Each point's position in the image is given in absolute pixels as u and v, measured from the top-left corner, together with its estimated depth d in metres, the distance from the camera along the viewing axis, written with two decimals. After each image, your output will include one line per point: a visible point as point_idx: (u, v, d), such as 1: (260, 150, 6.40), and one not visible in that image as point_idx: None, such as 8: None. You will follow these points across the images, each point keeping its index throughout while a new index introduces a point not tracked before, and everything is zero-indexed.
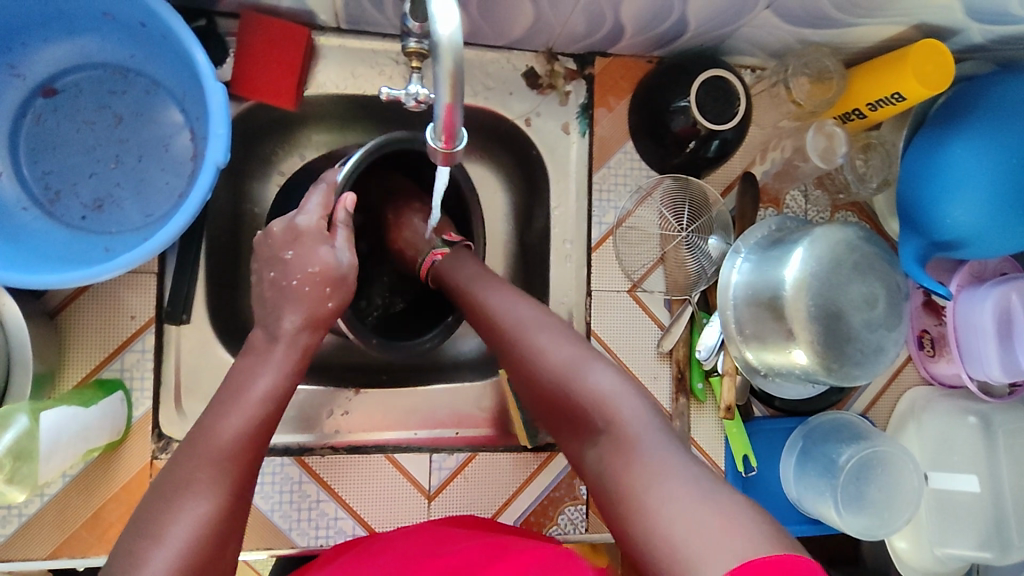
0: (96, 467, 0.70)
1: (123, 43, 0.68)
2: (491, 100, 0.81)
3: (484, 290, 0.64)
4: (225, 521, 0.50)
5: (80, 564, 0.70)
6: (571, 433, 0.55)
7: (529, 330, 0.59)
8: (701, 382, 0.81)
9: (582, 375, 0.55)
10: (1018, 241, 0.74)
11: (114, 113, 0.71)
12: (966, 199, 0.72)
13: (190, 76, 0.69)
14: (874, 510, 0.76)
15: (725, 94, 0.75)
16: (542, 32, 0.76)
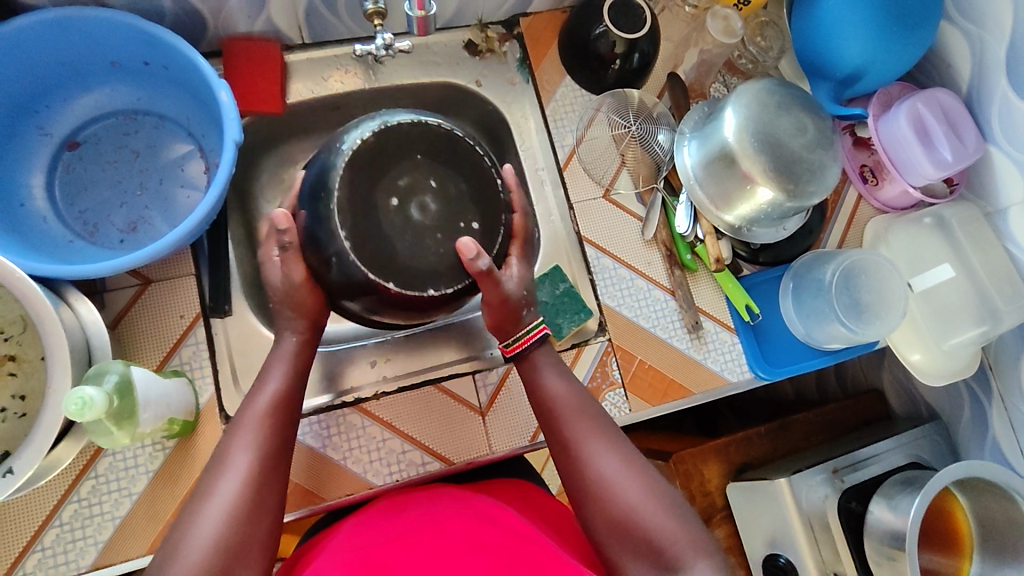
0: (175, 457, 0.75)
1: (131, 88, 0.81)
2: (443, 73, 0.96)
3: (563, 397, 0.72)
4: (258, 499, 0.60)
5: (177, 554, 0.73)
6: (620, 552, 0.64)
7: (586, 433, 0.69)
8: (688, 254, 0.90)
9: (649, 514, 0.64)
10: (905, 62, 0.90)
11: (134, 150, 0.82)
12: (853, 36, 0.87)
13: (193, 101, 0.80)
14: (869, 314, 0.87)
15: (632, 11, 0.91)
16: (470, 4, 0.92)
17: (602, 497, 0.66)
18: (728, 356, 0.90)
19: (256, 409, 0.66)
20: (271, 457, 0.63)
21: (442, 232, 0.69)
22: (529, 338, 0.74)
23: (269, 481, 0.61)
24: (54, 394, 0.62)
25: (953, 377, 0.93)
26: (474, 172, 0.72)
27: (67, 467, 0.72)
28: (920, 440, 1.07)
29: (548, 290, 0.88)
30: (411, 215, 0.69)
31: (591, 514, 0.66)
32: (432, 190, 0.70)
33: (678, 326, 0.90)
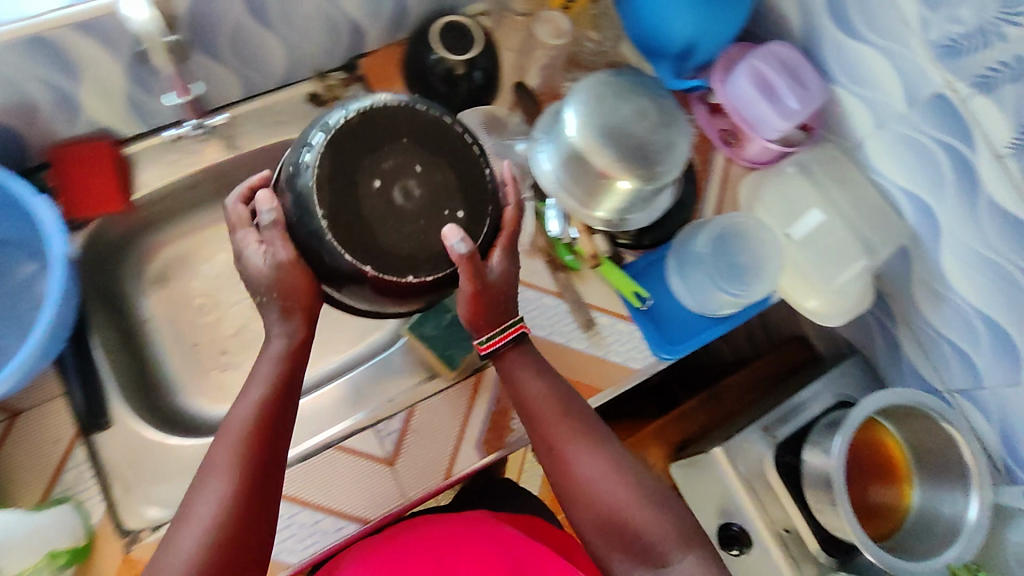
0: None
1: None
2: (291, 131, 0.94)
3: (546, 405, 0.74)
4: (232, 526, 0.60)
5: None
6: (606, 547, 0.70)
7: (569, 439, 0.72)
8: (568, 254, 0.91)
9: (638, 514, 0.69)
10: (733, 27, 0.92)
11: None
12: (677, 13, 0.89)
13: (23, 221, 0.78)
14: (751, 273, 0.90)
15: (460, 33, 0.91)
16: (300, 59, 0.91)
17: (593, 501, 0.70)
18: (628, 344, 0.91)
19: (231, 427, 0.63)
20: (252, 476, 0.63)
21: (426, 219, 0.66)
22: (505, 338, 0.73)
23: (239, 507, 0.61)
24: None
25: (852, 314, 0.95)
26: (462, 167, 0.68)
27: None
28: (845, 377, 1.09)
29: (432, 321, 0.86)
30: (396, 201, 0.64)
31: (581, 515, 0.71)
32: (416, 174, 0.65)
33: (574, 326, 0.90)
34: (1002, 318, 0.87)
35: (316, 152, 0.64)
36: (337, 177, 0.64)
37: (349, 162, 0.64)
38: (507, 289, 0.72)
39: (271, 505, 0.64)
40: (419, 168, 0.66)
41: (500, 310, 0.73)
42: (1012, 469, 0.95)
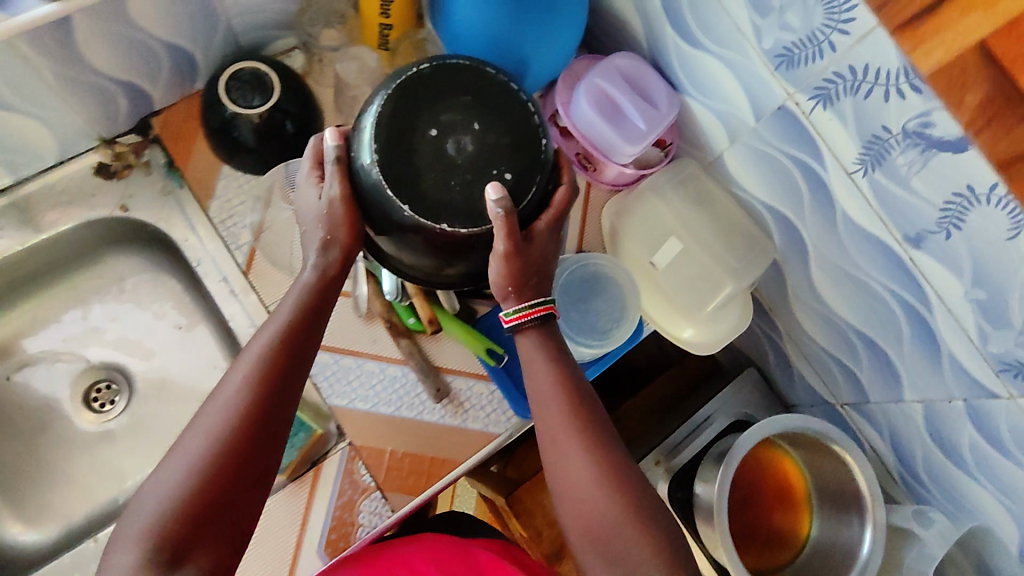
0: None
1: None
2: (80, 211, 0.83)
3: (556, 389, 0.69)
4: (200, 495, 0.56)
5: None
6: (592, 562, 0.64)
7: (596, 422, 0.68)
8: (410, 316, 0.82)
9: (625, 533, 0.63)
10: (573, 31, 0.83)
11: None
12: (504, 25, 0.78)
13: None
14: (605, 322, 0.83)
15: (257, 81, 0.80)
16: (70, 131, 0.78)
17: (580, 510, 0.65)
18: (483, 410, 0.82)
19: (249, 355, 0.62)
20: (257, 409, 0.60)
21: (473, 174, 0.63)
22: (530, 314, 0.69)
23: (230, 443, 0.58)
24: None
25: (728, 337, 0.89)
26: (517, 119, 0.64)
27: None
28: (741, 393, 1.04)
29: None
30: (450, 150, 0.62)
31: (573, 526, 0.65)
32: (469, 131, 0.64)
33: (423, 399, 0.81)
34: (876, 336, 0.81)
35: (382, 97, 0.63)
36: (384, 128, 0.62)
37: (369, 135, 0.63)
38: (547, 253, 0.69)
39: (268, 463, 0.60)
40: (453, 127, 0.63)
41: (534, 277, 0.69)
42: (905, 477, 0.91)
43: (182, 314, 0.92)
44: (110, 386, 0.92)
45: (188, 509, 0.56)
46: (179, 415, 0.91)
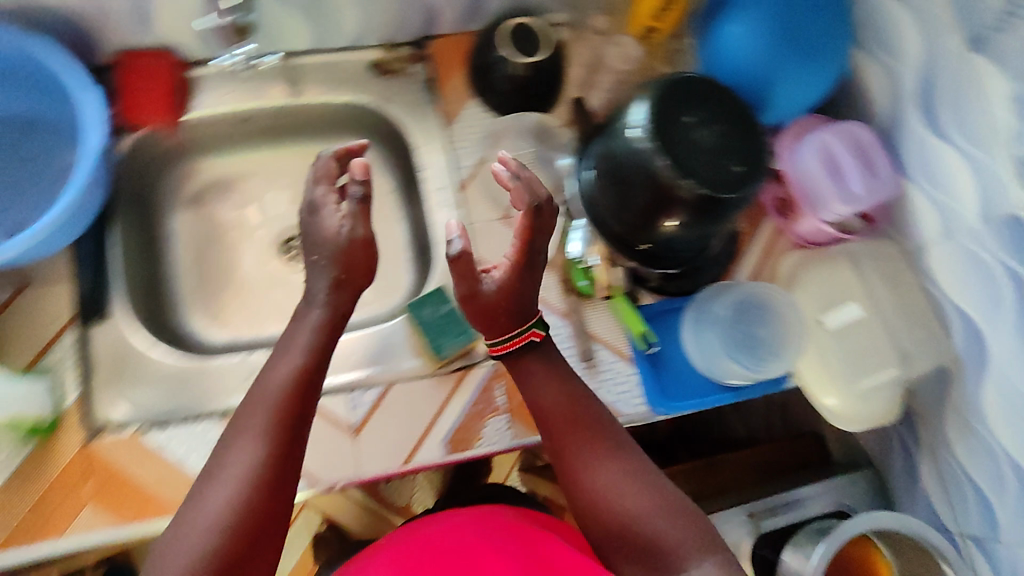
0: (36, 454, 0.74)
1: (32, 99, 0.85)
2: (346, 90, 0.95)
3: (562, 412, 0.73)
4: (266, 486, 0.61)
5: (23, 556, 0.71)
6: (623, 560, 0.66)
7: (623, 436, 0.72)
8: (583, 279, 0.86)
9: (650, 519, 0.66)
10: (816, 85, 0.88)
11: (25, 155, 0.86)
12: (754, 53, 0.85)
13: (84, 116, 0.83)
14: (766, 350, 0.85)
15: (532, 35, 0.90)
16: (373, 24, 0.92)
17: (601, 508, 0.68)
18: (622, 387, 0.85)
19: (276, 382, 0.66)
20: (280, 423, 0.64)
21: (711, 160, 0.73)
22: (512, 344, 0.75)
23: (273, 447, 0.63)
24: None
25: (872, 422, 0.88)
26: (752, 135, 0.75)
27: None
28: (850, 486, 1.01)
29: (429, 309, 0.83)
30: (698, 136, 0.73)
31: (593, 524, 0.68)
32: (720, 128, 0.75)
33: (571, 353, 0.85)
34: None
35: (660, 80, 0.76)
36: (655, 101, 0.74)
37: (638, 104, 0.75)
38: (505, 304, 0.74)
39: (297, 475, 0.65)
40: (706, 123, 0.74)
41: (501, 318, 0.74)
42: None
43: (380, 208, 1.02)
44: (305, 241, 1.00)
45: (247, 515, 0.60)
46: None
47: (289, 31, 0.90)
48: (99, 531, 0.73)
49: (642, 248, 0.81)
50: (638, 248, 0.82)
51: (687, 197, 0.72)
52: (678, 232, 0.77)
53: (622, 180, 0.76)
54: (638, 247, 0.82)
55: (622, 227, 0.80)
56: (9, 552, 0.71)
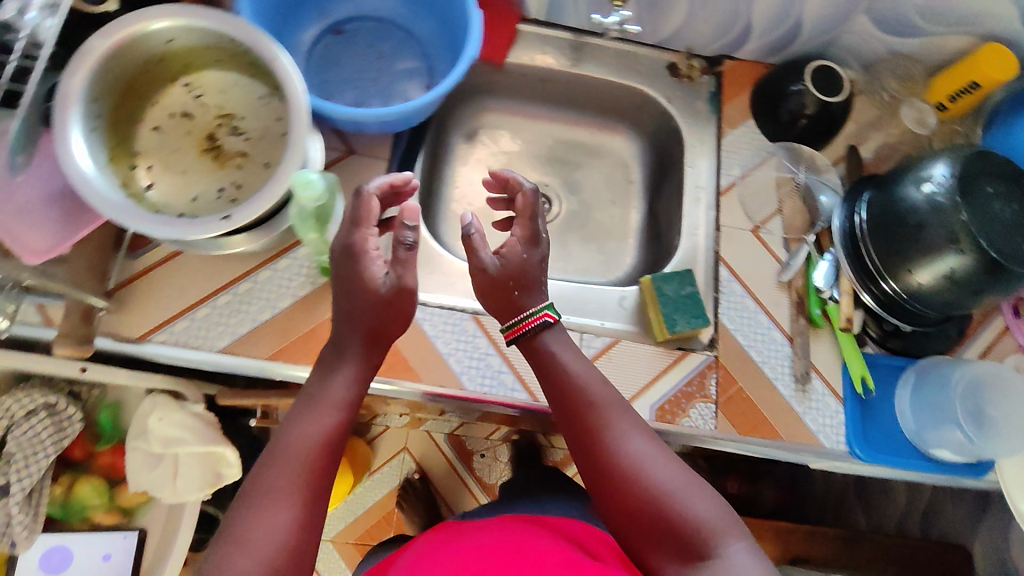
0: (320, 292, 0.84)
1: (399, 0, 0.93)
2: (639, 81, 1.05)
3: (564, 381, 0.70)
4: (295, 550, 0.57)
5: (290, 371, 0.81)
6: (650, 541, 0.64)
7: (614, 417, 0.68)
8: (818, 308, 0.90)
9: (685, 496, 0.63)
10: None
11: (381, 52, 0.94)
12: None
13: (444, 31, 0.91)
14: (991, 428, 0.87)
15: (834, 78, 0.97)
16: (687, 31, 1.01)
17: (627, 484, 0.65)
18: (828, 419, 0.88)
19: (300, 444, 0.62)
20: (302, 485, 0.60)
21: (1006, 230, 0.79)
22: (523, 327, 0.72)
23: (297, 512, 0.59)
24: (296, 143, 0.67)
25: None
26: None
27: (241, 261, 0.82)
28: None
29: (675, 285, 0.89)
30: (998, 205, 0.79)
31: (618, 504, 0.65)
32: (1018, 207, 0.80)
33: (787, 372, 0.89)
34: None
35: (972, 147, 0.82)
36: (966, 163, 0.81)
37: (946, 161, 0.82)
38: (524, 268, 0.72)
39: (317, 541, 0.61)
40: (1007, 198, 0.80)
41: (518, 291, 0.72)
42: None
43: None
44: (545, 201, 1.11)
45: None
46: (572, 254, 1.08)
47: None
48: None
49: (893, 288, 0.87)
50: (886, 288, 0.88)
51: (976, 253, 0.77)
52: (941, 285, 0.82)
53: (899, 228, 0.84)
54: (888, 286, 0.87)
55: (883, 262, 0.86)
56: (281, 364, 0.81)
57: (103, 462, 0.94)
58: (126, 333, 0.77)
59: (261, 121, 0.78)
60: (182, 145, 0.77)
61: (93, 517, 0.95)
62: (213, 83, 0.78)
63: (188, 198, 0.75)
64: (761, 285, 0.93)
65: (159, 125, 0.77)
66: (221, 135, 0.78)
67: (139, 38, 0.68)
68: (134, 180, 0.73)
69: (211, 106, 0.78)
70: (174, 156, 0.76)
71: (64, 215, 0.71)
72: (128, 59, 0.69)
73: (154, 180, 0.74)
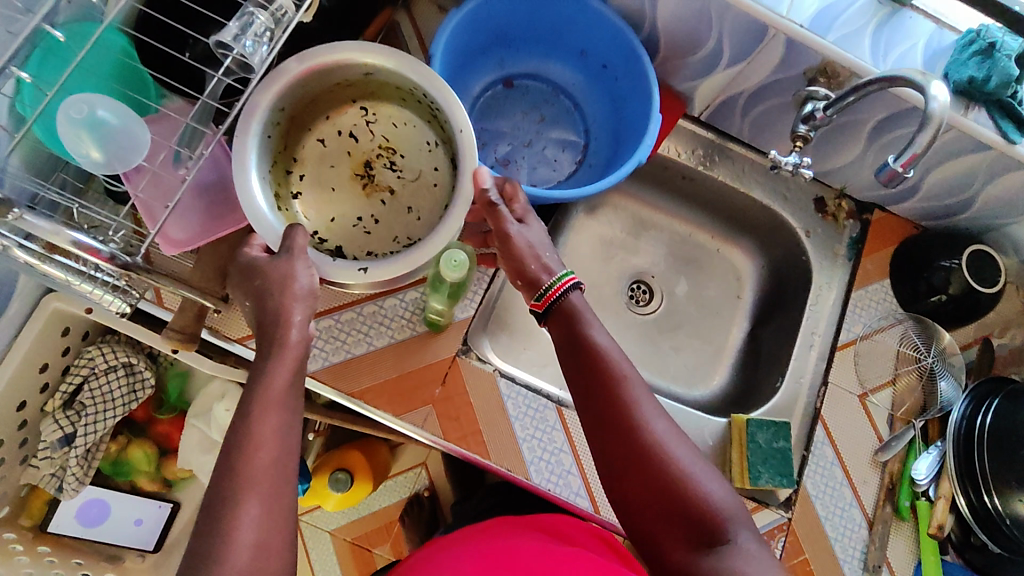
0: (418, 342, 0.83)
1: (576, 73, 0.93)
2: (783, 206, 1.00)
3: (583, 360, 0.64)
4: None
5: (370, 413, 0.81)
6: (662, 531, 0.59)
7: (635, 383, 0.62)
8: (907, 501, 0.87)
9: (701, 478, 0.59)
10: None
11: (541, 116, 0.95)
12: None
13: (613, 117, 0.91)
14: None
15: (990, 265, 0.91)
16: (848, 173, 0.96)
17: (645, 466, 0.59)
18: None
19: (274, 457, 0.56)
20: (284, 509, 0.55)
21: None
22: (553, 291, 0.66)
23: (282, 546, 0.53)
24: (430, 247, 0.69)
25: None
26: None
27: (349, 293, 0.82)
28: None
29: (769, 435, 0.85)
30: None
31: (633, 489, 0.60)
32: None
33: (857, 557, 0.85)
34: None
35: None
36: None
37: None
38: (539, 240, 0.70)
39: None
40: None
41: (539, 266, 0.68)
42: None
43: (729, 307, 1.07)
44: (648, 291, 1.08)
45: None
46: (663, 353, 1.05)
47: (779, 137, 0.96)
48: (427, 433, 0.81)
49: (992, 504, 0.82)
50: (986, 500, 0.83)
51: None
52: None
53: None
54: (987, 500, 0.82)
55: (989, 475, 0.82)
56: (362, 403, 0.80)
57: (161, 431, 0.96)
58: (225, 331, 0.76)
59: (419, 166, 0.80)
60: (340, 163, 0.80)
61: (136, 481, 0.98)
62: (389, 115, 0.80)
63: (327, 217, 0.78)
64: (853, 457, 0.89)
65: (324, 138, 0.79)
66: (377, 166, 0.80)
67: (342, 65, 0.70)
68: (287, 184, 0.76)
69: (378, 135, 0.80)
70: (328, 171, 0.79)
71: (208, 210, 0.72)
72: (324, 79, 0.72)
73: (302, 189, 0.78)
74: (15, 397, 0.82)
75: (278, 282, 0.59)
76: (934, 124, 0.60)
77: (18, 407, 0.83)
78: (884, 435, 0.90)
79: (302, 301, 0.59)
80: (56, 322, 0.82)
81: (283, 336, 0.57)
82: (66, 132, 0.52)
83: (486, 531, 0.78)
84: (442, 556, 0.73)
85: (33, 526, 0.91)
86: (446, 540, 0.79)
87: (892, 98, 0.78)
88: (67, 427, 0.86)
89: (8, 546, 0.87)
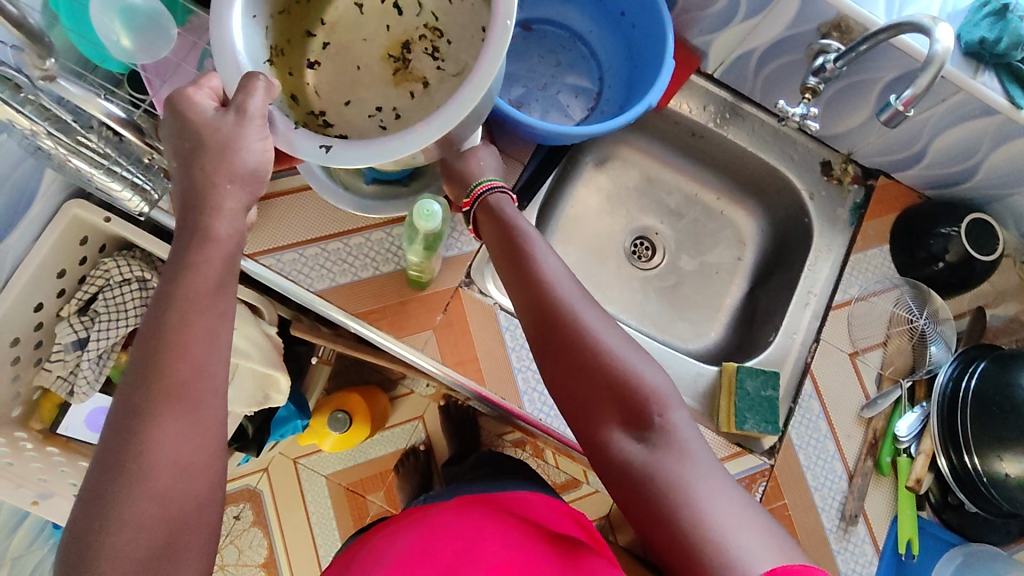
0: None
1: (593, 21, 0.94)
2: (789, 167, 1.01)
3: (518, 253, 0.69)
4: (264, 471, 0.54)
5: (374, 335, 0.83)
6: (596, 409, 0.62)
7: (563, 276, 0.67)
8: (889, 457, 0.90)
9: (625, 358, 0.62)
10: None
11: (558, 60, 0.96)
12: None
13: (629, 65, 0.92)
14: None
15: (988, 233, 0.92)
16: (855, 137, 0.97)
17: (573, 345, 0.63)
18: (859, 568, 0.87)
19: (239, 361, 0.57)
20: None
21: None
22: (477, 194, 0.75)
23: None
24: (414, 140, 0.59)
25: None
26: None
27: (355, 217, 0.84)
28: None
29: (757, 383, 0.88)
30: None
31: (562, 368, 0.64)
32: None
33: (835, 506, 0.88)
34: None
35: None
36: None
37: None
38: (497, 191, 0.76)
39: None
40: None
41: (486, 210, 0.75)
42: None
43: (729, 267, 1.09)
44: (650, 246, 1.10)
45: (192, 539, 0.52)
46: (661, 307, 1.07)
47: (790, 98, 0.97)
48: (427, 357, 0.84)
49: (972, 464, 0.84)
50: (967, 461, 0.84)
51: None
52: None
53: (1005, 413, 0.80)
54: (966, 459, 0.85)
55: (970, 436, 0.84)
56: (364, 323, 0.83)
57: None
58: None
59: (464, 57, 0.71)
60: (375, 38, 0.72)
61: None
62: None
63: (341, 99, 0.71)
64: (839, 412, 0.91)
65: (364, 4, 0.72)
66: (416, 49, 0.72)
67: None
68: (304, 48, 0.71)
69: (427, 12, 0.72)
70: (359, 45, 0.72)
71: None
72: None
73: (321, 59, 0.71)
74: (32, 297, 0.85)
75: (218, 150, 0.56)
76: (935, 67, 0.67)
77: (35, 308, 0.87)
78: (872, 394, 0.92)
79: (241, 180, 0.57)
80: (76, 228, 0.85)
81: (210, 226, 0.56)
82: (100, 19, 0.62)
83: (453, 508, 0.82)
84: (406, 529, 0.78)
85: (44, 428, 0.95)
86: (416, 514, 0.84)
87: (897, 52, 0.79)
88: (80, 331, 0.90)
89: (19, 443, 0.91)
